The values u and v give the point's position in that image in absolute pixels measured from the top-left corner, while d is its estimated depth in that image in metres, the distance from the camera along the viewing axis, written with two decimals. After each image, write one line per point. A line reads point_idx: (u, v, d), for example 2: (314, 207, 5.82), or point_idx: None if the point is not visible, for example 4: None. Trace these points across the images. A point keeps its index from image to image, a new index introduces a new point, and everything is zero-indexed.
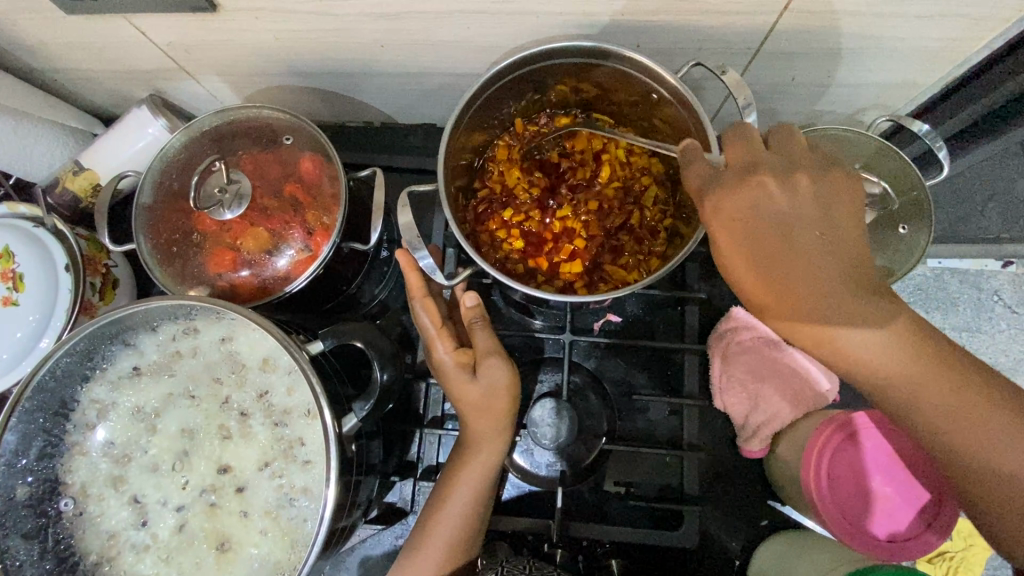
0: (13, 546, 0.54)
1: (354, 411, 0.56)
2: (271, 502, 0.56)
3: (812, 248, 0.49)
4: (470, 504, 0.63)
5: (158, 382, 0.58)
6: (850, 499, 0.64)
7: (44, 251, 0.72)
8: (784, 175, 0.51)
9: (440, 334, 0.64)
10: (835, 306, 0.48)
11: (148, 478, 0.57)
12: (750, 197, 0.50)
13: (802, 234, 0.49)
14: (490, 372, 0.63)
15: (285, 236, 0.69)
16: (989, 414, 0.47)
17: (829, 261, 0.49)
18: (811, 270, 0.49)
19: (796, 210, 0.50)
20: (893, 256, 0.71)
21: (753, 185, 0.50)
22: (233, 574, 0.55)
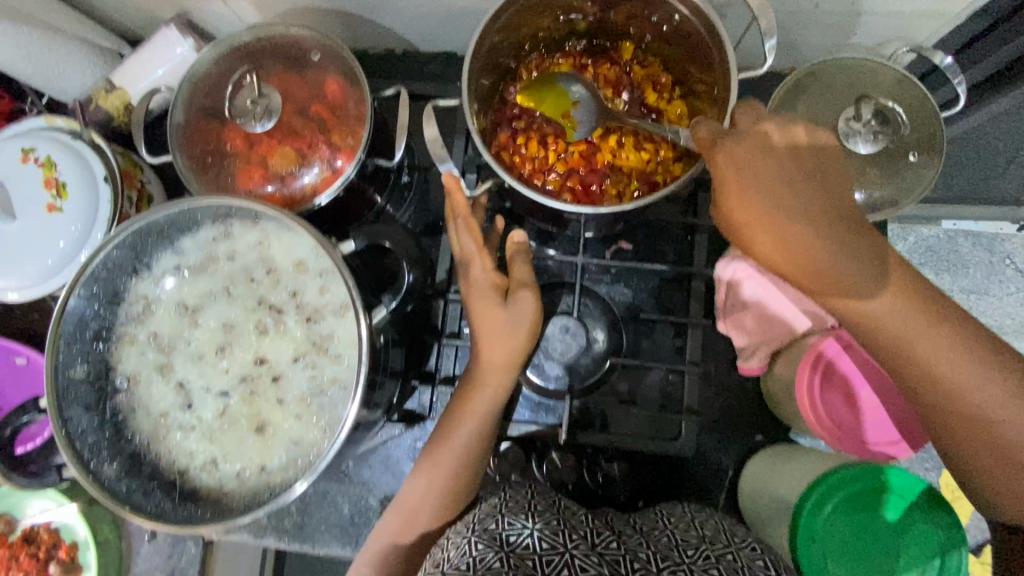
0: (75, 415, 0.60)
1: (383, 305, 0.60)
2: (304, 390, 0.61)
3: (797, 194, 0.55)
4: (476, 428, 0.65)
5: (198, 280, 0.64)
6: (841, 406, 0.67)
7: (85, 163, 0.76)
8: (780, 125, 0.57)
9: (482, 256, 0.67)
10: (819, 244, 0.54)
11: (193, 366, 0.63)
12: (757, 137, 0.56)
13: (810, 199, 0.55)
14: (523, 298, 0.65)
15: (313, 152, 0.73)
16: (970, 348, 0.52)
17: (809, 207, 0.55)
18: (798, 212, 0.55)
19: (789, 154, 0.56)
20: (899, 188, 0.70)
21: (755, 134, 0.56)
22: (271, 451, 0.61)
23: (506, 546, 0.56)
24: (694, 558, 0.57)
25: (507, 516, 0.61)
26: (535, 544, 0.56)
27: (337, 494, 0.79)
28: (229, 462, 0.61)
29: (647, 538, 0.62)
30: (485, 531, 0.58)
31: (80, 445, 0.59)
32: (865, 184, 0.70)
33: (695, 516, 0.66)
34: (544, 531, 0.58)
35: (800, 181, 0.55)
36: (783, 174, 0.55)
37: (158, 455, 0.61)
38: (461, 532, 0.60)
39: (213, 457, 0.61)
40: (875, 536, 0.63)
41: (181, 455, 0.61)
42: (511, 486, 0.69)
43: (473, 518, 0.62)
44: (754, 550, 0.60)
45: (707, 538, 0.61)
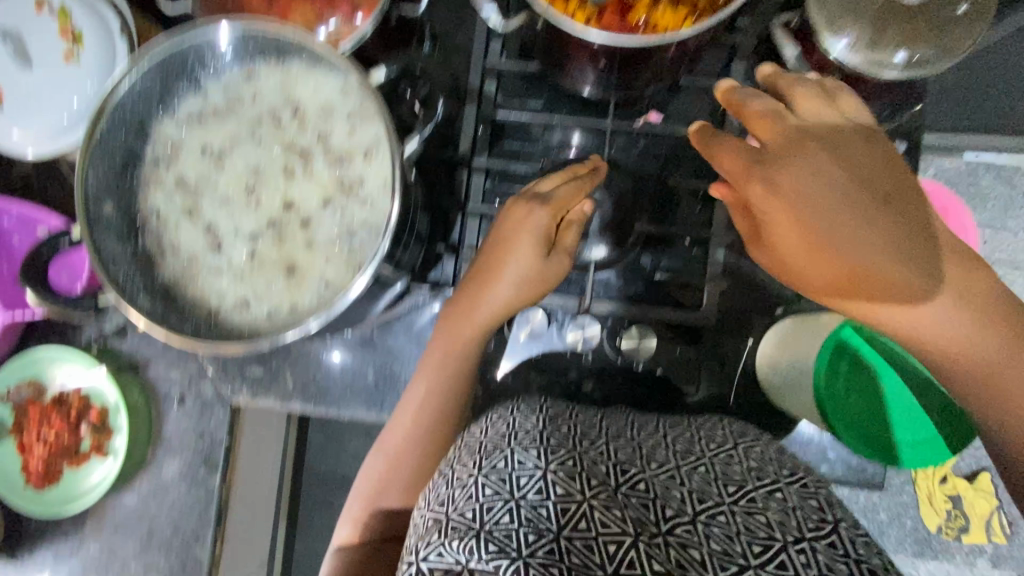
0: (109, 243, 0.59)
1: (417, 135, 0.61)
2: (335, 232, 0.61)
3: (838, 189, 0.52)
4: (449, 389, 0.68)
5: (223, 123, 0.62)
6: None
7: (98, 14, 0.73)
8: (797, 134, 0.54)
9: (548, 211, 0.65)
10: (869, 234, 0.51)
11: (221, 208, 0.62)
12: (796, 153, 0.53)
13: (840, 184, 0.52)
14: (562, 254, 0.67)
15: (331, 8, 0.70)
16: (1008, 329, 0.53)
17: (850, 198, 0.52)
18: (848, 220, 0.51)
19: (824, 149, 0.53)
20: (941, 42, 0.65)
21: (796, 158, 0.53)
22: (302, 291, 0.61)
23: (515, 489, 0.51)
24: (735, 497, 0.52)
25: (518, 448, 0.56)
26: (547, 489, 0.51)
27: (361, 361, 0.81)
28: (261, 302, 0.61)
29: (677, 464, 0.57)
30: (493, 471, 0.53)
31: (114, 271, 0.59)
32: (913, 40, 0.65)
33: (734, 444, 0.61)
34: (558, 473, 0.52)
35: (842, 180, 0.52)
36: (824, 157, 0.52)
37: (189, 293, 0.62)
38: (469, 467, 0.55)
39: (245, 297, 0.62)
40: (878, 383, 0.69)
41: (213, 297, 0.62)
42: (518, 414, 0.63)
43: (481, 445, 0.59)
44: (805, 485, 0.55)
45: (750, 471, 0.56)
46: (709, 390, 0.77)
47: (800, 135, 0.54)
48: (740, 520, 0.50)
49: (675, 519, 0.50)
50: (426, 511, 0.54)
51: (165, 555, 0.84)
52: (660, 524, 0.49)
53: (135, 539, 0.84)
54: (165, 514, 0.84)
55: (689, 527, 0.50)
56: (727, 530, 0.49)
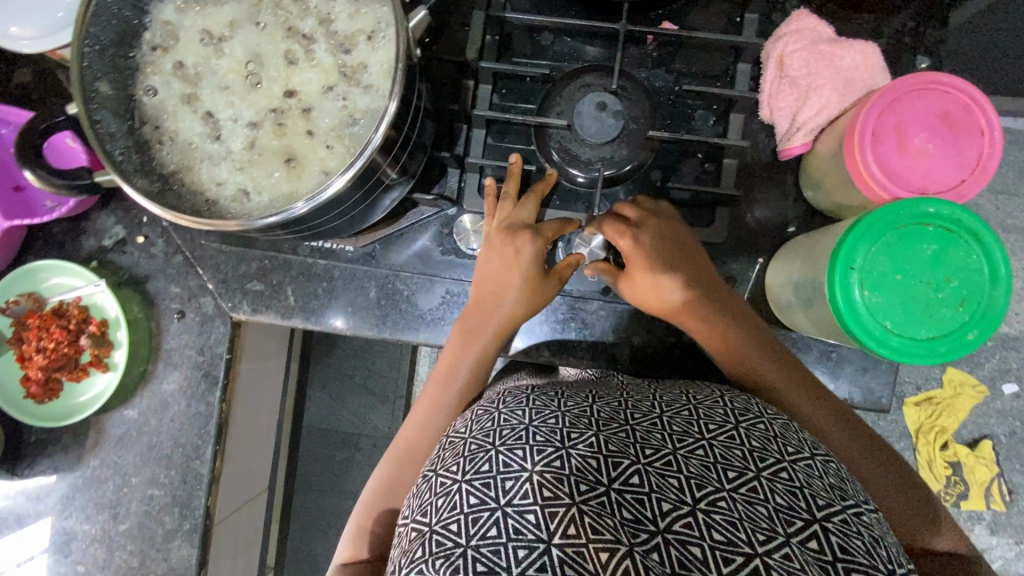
0: (104, 119, 0.58)
1: (422, 7, 0.55)
2: (336, 121, 0.59)
3: (677, 244, 0.70)
4: (453, 401, 0.71)
5: (223, 7, 0.61)
6: (893, 159, 0.58)
7: None
8: (659, 216, 0.71)
9: (542, 243, 0.70)
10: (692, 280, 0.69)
11: (220, 96, 0.61)
12: (649, 224, 0.69)
13: (674, 242, 0.70)
14: (549, 286, 0.72)
15: None
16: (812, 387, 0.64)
17: (686, 251, 0.70)
18: (683, 263, 0.70)
19: (670, 222, 0.70)
20: None
21: (649, 225, 0.70)
22: (301, 182, 0.59)
23: (501, 495, 0.46)
24: (735, 484, 0.47)
25: (502, 447, 0.49)
26: (535, 493, 0.45)
27: (364, 277, 0.80)
28: (259, 192, 0.60)
29: (675, 448, 0.50)
30: (477, 475, 0.47)
31: (110, 148, 0.57)
32: None
33: (736, 422, 0.53)
34: (546, 476, 0.46)
35: (685, 242, 0.70)
36: (670, 228, 0.70)
37: (187, 181, 0.60)
38: (451, 470, 0.49)
39: (244, 187, 0.60)
40: (936, 276, 0.55)
41: (211, 186, 0.60)
42: (504, 406, 0.55)
43: (466, 443, 0.52)
44: (810, 465, 0.50)
45: (753, 452, 0.50)
46: None
47: (664, 215, 0.71)
48: (743, 509, 0.45)
49: (674, 513, 0.45)
50: (408, 521, 0.50)
51: (165, 469, 0.83)
52: (658, 521, 0.44)
53: (136, 453, 0.84)
54: (166, 429, 0.84)
55: (690, 519, 0.44)
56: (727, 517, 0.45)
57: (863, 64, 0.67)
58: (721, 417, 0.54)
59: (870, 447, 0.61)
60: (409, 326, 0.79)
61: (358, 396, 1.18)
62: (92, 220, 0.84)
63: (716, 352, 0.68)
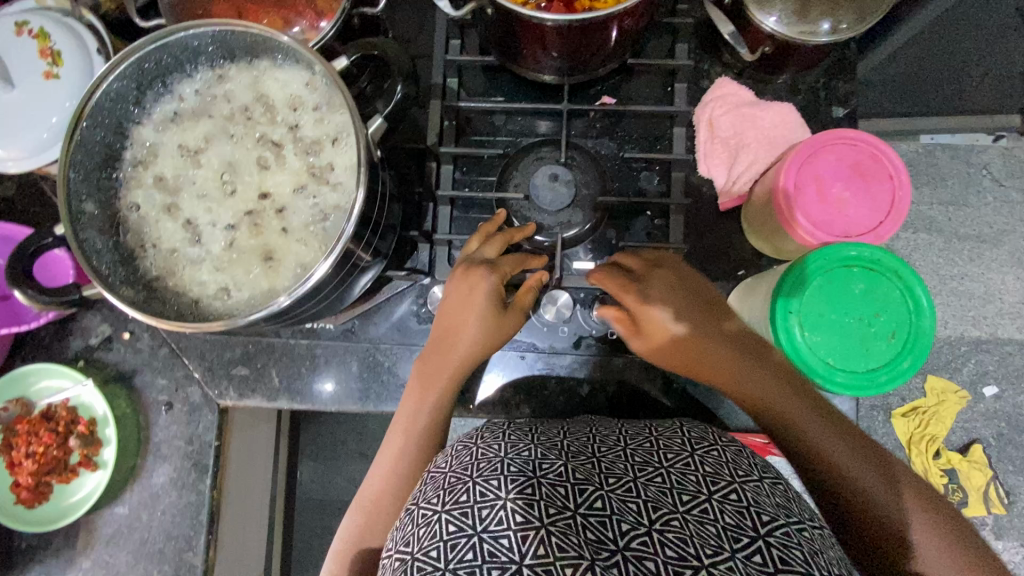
0: (91, 237, 0.62)
1: (379, 115, 0.61)
2: (308, 218, 0.64)
3: (683, 290, 0.67)
4: (412, 447, 0.69)
5: (198, 123, 0.66)
6: (817, 208, 0.64)
7: (77, 35, 0.77)
8: (661, 262, 0.69)
9: (496, 274, 0.72)
10: (704, 325, 0.65)
11: (199, 203, 0.65)
12: (655, 273, 0.67)
13: (682, 283, 0.67)
14: (514, 313, 0.74)
15: (294, 15, 0.77)
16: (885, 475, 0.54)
17: (691, 293, 0.67)
18: (691, 310, 0.66)
19: (673, 269, 0.68)
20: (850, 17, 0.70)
21: (653, 276, 0.67)
22: (279, 277, 0.63)
23: (477, 522, 0.48)
24: (688, 506, 0.50)
25: (475, 476, 0.52)
26: (508, 518, 0.48)
27: (345, 352, 0.83)
28: (240, 289, 0.64)
29: (635, 476, 0.54)
30: (455, 505, 0.50)
31: (97, 263, 0.61)
32: (837, 8, 0.70)
33: (693, 450, 0.57)
34: (518, 501, 0.49)
35: (691, 285, 0.67)
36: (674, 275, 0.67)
37: (170, 285, 0.64)
38: (432, 500, 0.52)
39: (225, 286, 0.64)
40: (867, 312, 0.62)
41: (193, 287, 0.64)
42: (482, 440, 0.59)
43: (443, 478, 0.55)
44: (757, 482, 0.54)
45: (706, 476, 0.54)
46: None
47: (667, 264, 0.69)
48: (694, 528, 0.48)
49: (632, 532, 0.47)
50: (392, 552, 0.51)
51: (158, 564, 0.83)
52: (618, 540, 0.46)
53: (128, 550, 0.83)
54: (157, 523, 0.84)
55: (646, 537, 0.47)
56: (681, 534, 0.47)
57: (780, 124, 0.77)
58: (678, 445, 0.58)
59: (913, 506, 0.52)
60: (392, 396, 0.82)
61: (352, 464, 1.18)
62: (78, 321, 0.87)
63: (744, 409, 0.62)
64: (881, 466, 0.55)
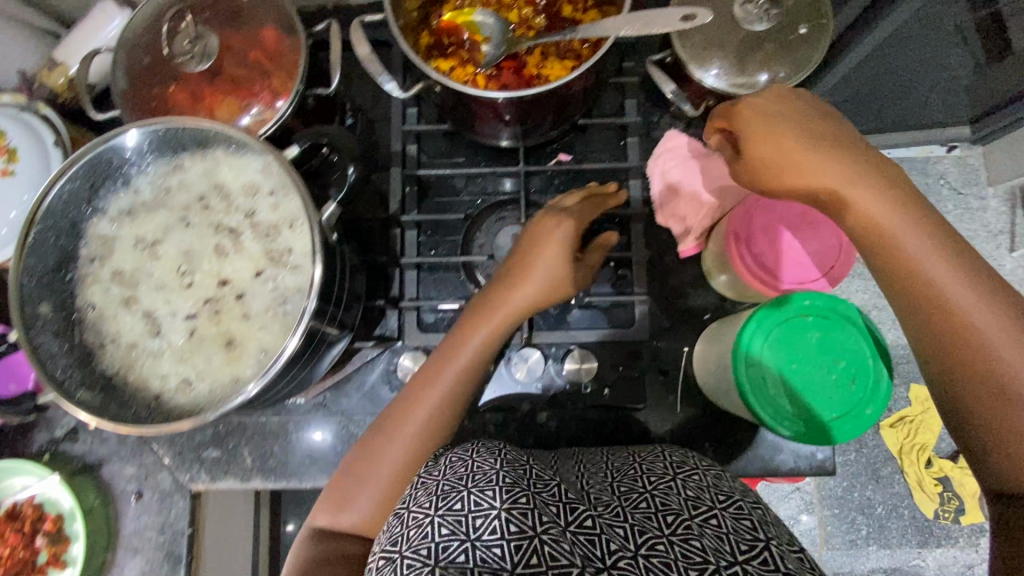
0: (46, 341, 0.61)
1: (331, 200, 0.61)
2: (269, 302, 0.64)
3: (803, 132, 0.58)
4: (425, 428, 0.66)
5: (154, 214, 0.66)
6: (767, 253, 0.67)
7: (33, 131, 0.78)
8: (789, 93, 0.61)
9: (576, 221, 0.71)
10: (843, 166, 0.56)
11: (157, 294, 0.65)
12: (769, 116, 0.59)
13: (813, 126, 0.58)
14: (580, 263, 0.73)
15: (252, 96, 0.76)
16: None
17: (845, 142, 0.58)
18: (829, 147, 0.57)
19: (801, 115, 0.60)
20: (786, 67, 0.73)
21: (746, 107, 0.61)
22: (242, 364, 0.63)
23: (471, 530, 0.47)
24: (673, 527, 0.50)
25: (467, 487, 0.52)
26: (503, 526, 0.47)
27: (318, 427, 0.81)
28: (202, 380, 0.63)
29: (620, 503, 0.55)
30: (449, 511, 0.49)
31: (51, 368, 0.60)
32: (773, 60, 0.73)
33: (675, 474, 0.59)
34: (514, 511, 0.48)
35: (854, 141, 0.58)
36: (804, 130, 0.58)
37: (130, 380, 0.63)
38: (423, 506, 0.51)
39: (187, 377, 0.63)
40: (827, 360, 0.61)
41: (154, 380, 0.63)
42: (477, 452, 0.58)
43: (434, 484, 0.54)
44: (739, 506, 0.54)
45: (687, 501, 0.54)
46: (656, 401, 0.80)
47: (814, 106, 0.61)
48: (680, 549, 0.48)
49: (619, 552, 0.48)
50: (378, 555, 0.50)
51: None
52: (606, 558, 0.47)
53: None
54: None
55: (632, 560, 0.47)
56: (666, 560, 0.47)
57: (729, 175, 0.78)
58: (662, 470, 0.59)
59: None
60: None
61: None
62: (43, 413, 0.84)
63: (884, 263, 0.54)
64: (998, 302, 0.50)
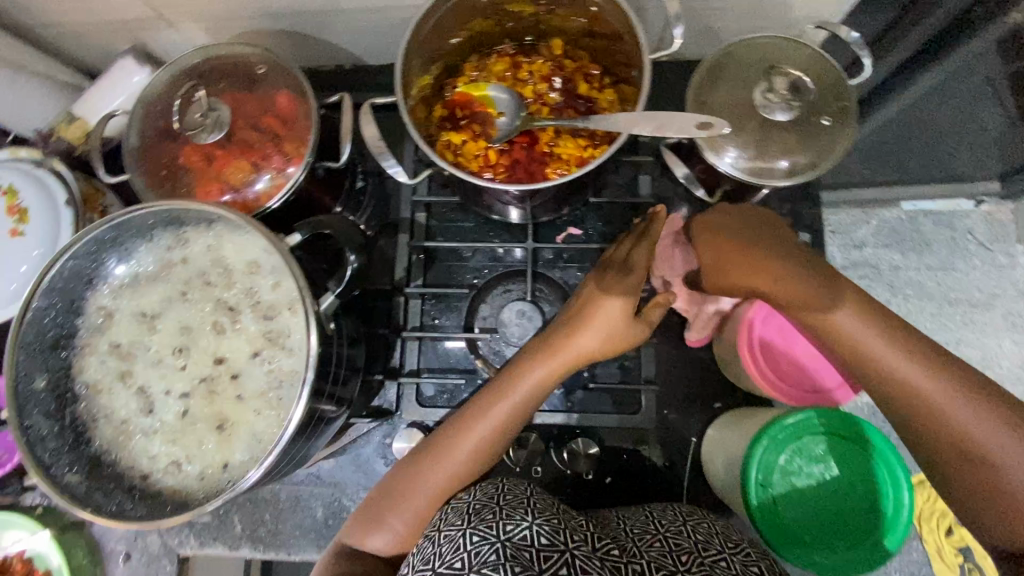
0: (36, 422, 0.60)
1: (331, 292, 0.60)
2: (263, 385, 0.62)
3: (762, 242, 0.66)
4: (451, 477, 0.64)
5: (155, 288, 0.65)
6: (781, 359, 0.69)
7: (46, 188, 0.78)
8: (750, 215, 0.69)
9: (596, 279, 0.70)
10: (796, 271, 0.62)
11: (153, 370, 0.64)
12: (720, 228, 0.69)
13: (765, 234, 0.66)
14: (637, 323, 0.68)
15: (264, 162, 0.75)
16: None
17: (792, 251, 0.65)
18: (782, 258, 0.64)
19: (751, 226, 0.68)
20: (809, 155, 0.70)
21: (712, 221, 0.70)
22: (233, 448, 0.61)
23: (501, 534, 0.52)
24: (689, 565, 0.52)
25: (504, 510, 0.56)
26: (533, 537, 0.52)
27: (310, 498, 0.80)
28: (192, 463, 0.61)
29: (635, 542, 0.57)
30: (480, 522, 0.54)
31: (40, 451, 0.59)
32: (794, 148, 0.70)
33: (685, 523, 0.60)
34: (545, 526, 0.53)
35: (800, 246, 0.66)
36: (758, 240, 0.66)
37: (120, 459, 0.62)
38: (454, 524, 0.56)
39: (176, 458, 0.62)
40: (849, 491, 0.62)
41: (144, 460, 0.62)
42: (509, 484, 0.63)
43: (467, 506, 0.59)
44: (748, 554, 0.55)
45: (699, 543, 0.56)
46: (659, 491, 0.76)
47: (764, 221, 0.68)
48: None
49: None
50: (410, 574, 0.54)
51: None
52: None
53: None
54: None
55: None
56: None
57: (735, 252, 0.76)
58: (675, 519, 0.61)
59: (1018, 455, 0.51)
60: None
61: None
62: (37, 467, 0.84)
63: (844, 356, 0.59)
64: (951, 378, 0.54)
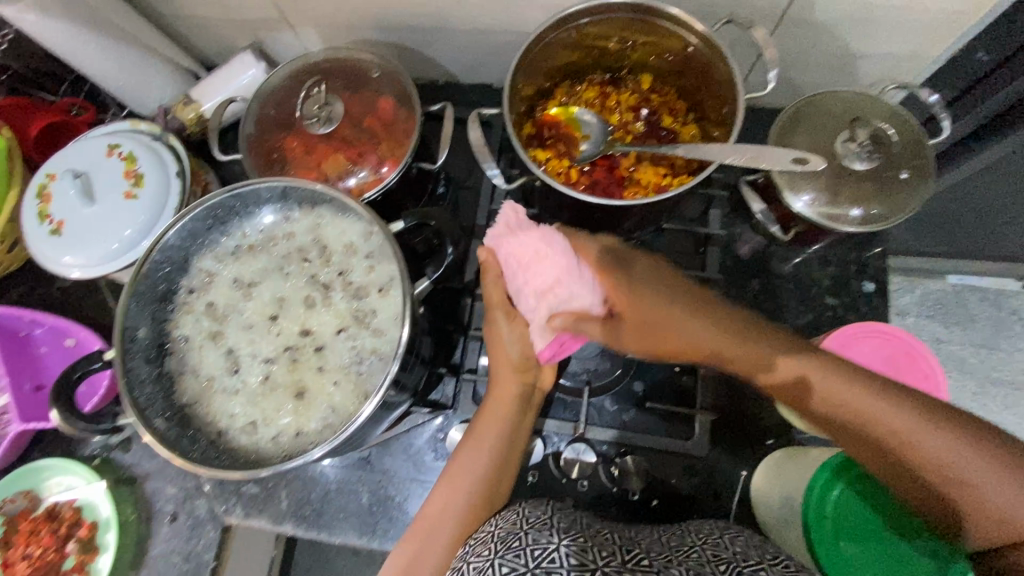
0: (137, 366, 0.63)
1: (428, 277, 0.65)
2: (346, 361, 0.66)
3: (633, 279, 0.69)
4: (481, 484, 0.65)
5: (258, 258, 0.70)
6: None
7: (160, 158, 0.84)
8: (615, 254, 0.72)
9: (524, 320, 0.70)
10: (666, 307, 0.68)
11: (244, 334, 0.68)
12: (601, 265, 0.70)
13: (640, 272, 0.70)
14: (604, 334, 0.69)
15: (362, 160, 0.81)
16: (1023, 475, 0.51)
17: (652, 288, 0.69)
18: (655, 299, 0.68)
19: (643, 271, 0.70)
20: (884, 205, 0.73)
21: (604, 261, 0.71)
22: (310, 416, 0.64)
23: (530, 562, 0.51)
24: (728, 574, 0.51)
25: (530, 535, 0.55)
26: (562, 559, 0.51)
27: (357, 483, 0.81)
28: (268, 425, 0.64)
29: (671, 553, 0.56)
30: (508, 549, 0.54)
31: (137, 393, 0.61)
32: (870, 198, 0.73)
33: (723, 538, 0.59)
34: (571, 547, 0.52)
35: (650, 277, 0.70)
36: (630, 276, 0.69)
37: (203, 413, 0.65)
38: (482, 552, 0.55)
39: (254, 420, 0.65)
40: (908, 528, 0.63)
41: (224, 417, 0.65)
42: (526, 511, 0.62)
43: (495, 536, 0.58)
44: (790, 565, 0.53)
45: (738, 553, 0.55)
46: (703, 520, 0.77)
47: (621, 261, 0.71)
48: None
49: None
50: None
51: None
52: None
53: None
54: None
55: None
56: None
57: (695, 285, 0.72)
58: (711, 537, 0.60)
59: (997, 469, 0.52)
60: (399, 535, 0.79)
61: None
62: None
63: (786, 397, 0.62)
64: (909, 406, 0.56)
